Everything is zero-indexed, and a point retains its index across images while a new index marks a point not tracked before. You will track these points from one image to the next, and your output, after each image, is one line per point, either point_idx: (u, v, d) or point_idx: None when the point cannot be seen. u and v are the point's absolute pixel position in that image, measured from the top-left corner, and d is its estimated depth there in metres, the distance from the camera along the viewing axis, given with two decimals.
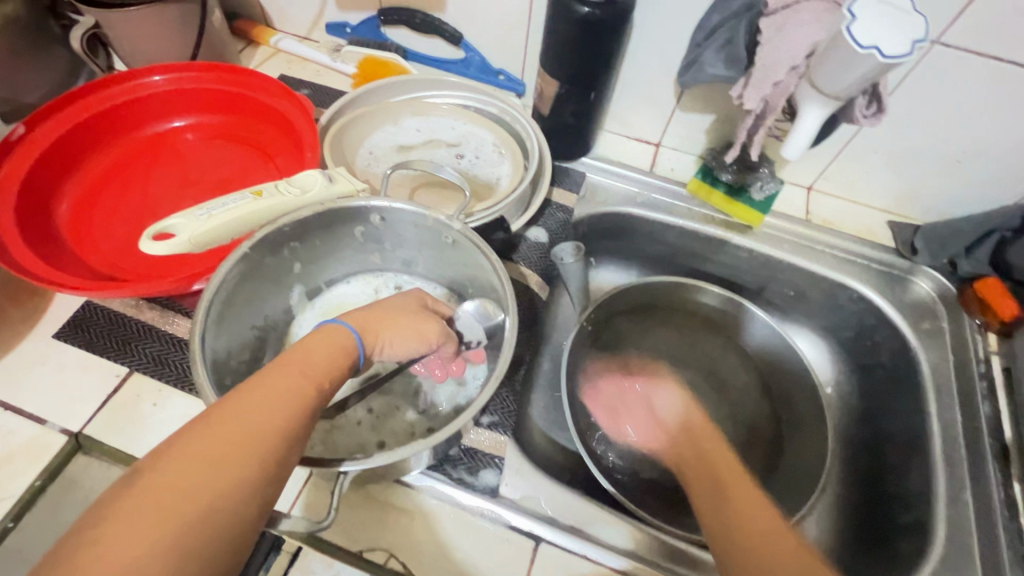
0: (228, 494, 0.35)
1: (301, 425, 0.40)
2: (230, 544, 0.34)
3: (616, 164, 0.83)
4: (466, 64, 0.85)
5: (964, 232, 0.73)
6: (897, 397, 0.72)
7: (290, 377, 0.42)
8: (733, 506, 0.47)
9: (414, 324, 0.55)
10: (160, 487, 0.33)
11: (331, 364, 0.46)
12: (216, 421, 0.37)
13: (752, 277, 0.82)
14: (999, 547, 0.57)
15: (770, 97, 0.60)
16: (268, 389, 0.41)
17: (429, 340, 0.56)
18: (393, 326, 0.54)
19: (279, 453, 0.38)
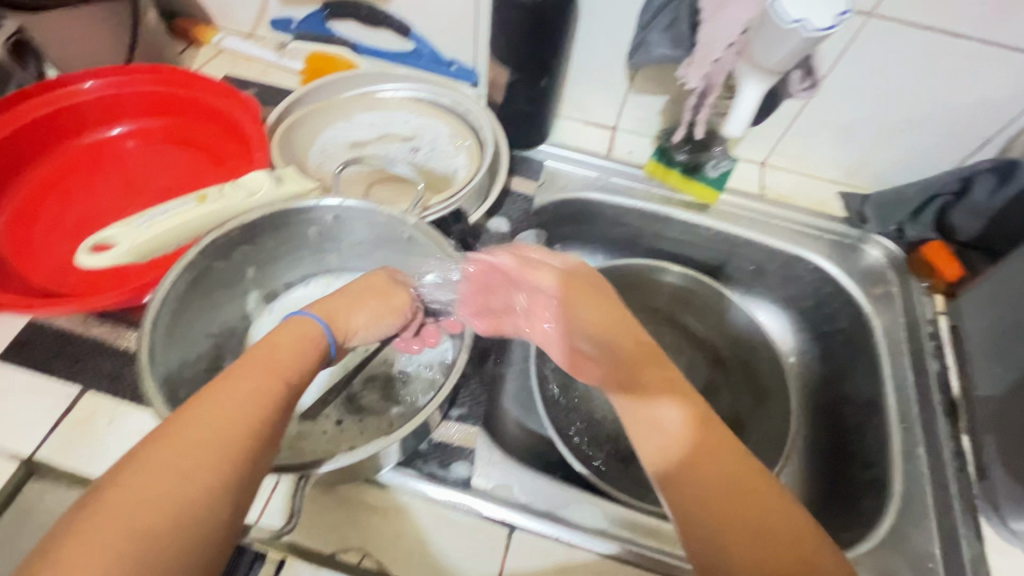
0: (191, 503, 0.33)
1: (267, 424, 0.39)
2: (200, 553, 0.33)
3: (574, 150, 0.83)
4: (416, 56, 0.84)
5: (909, 199, 0.76)
6: (855, 361, 0.74)
7: (262, 373, 0.41)
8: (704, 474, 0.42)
9: (382, 306, 0.55)
10: (115, 503, 0.32)
11: (297, 356, 0.45)
12: (175, 431, 0.36)
13: (713, 254, 0.84)
14: (952, 497, 0.59)
15: (711, 74, 0.62)
16: (236, 388, 0.40)
17: (395, 317, 0.56)
18: (360, 310, 0.53)
19: (247, 455, 0.37)
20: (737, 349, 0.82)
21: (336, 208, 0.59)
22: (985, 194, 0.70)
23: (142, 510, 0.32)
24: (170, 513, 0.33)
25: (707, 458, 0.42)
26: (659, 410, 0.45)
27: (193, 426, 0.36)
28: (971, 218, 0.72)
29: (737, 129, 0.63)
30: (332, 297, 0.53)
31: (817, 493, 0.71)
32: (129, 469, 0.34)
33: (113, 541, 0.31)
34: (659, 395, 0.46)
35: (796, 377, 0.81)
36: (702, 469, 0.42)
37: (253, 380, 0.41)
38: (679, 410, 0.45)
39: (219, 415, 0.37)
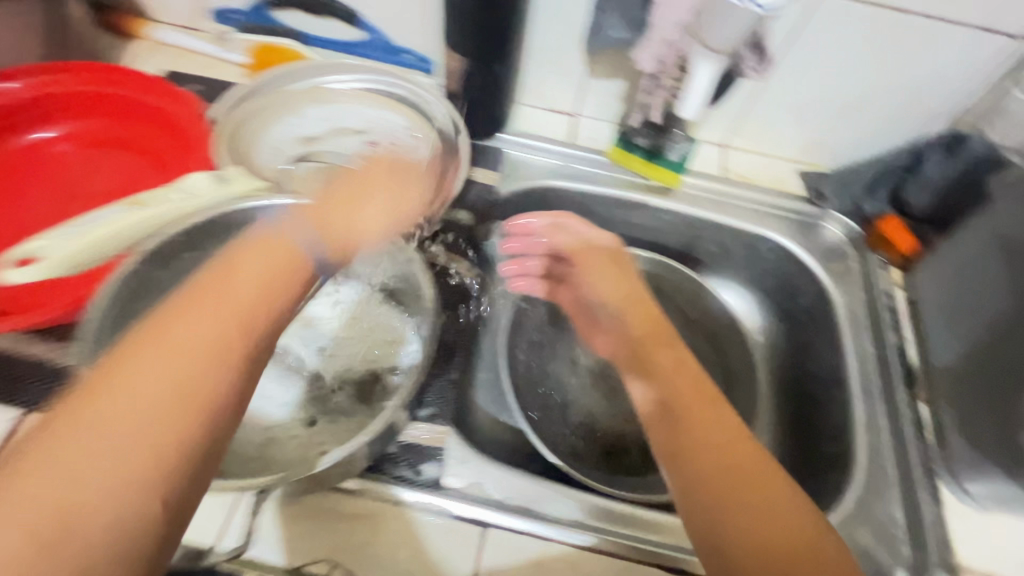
0: (120, 466, 0.32)
1: (216, 380, 0.36)
2: (135, 518, 0.32)
3: (534, 137, 0.81)
4: (368, 46, 0.80)
5: (863, 175, 0.78)
6: (818, 336, 0.76)
7: (215, 312, 0.38)
8: (690, 431, 0.46)
9: (386, 200, 0.54)
10: (44, 460, 0.31)
11: (263, 287, 0.41)
12: (114, 385, 0.34)
13: (678, 238, 0.83)
14: (913, 465, 0.61)
15: (664, 57, 0.62)
16: (187, 327, 0.37)
17: (400, 215, 0.55)
18: (363, 207, 0.51)
19: (188, 416, 0.34)
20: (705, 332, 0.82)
21: (284, 208, 0.56)
22: (936, 169, 0.72)
23: (68, 469, 0.31)
24: (96, 476, 0.31)
25: (693, 420, 0.46)
26: (670, 381, 0.50)
27: (132, 383, 0.34)
28: (922, 192, 0.74)
29: (692, 112, 0.65)
30: (321, 206, 0.49)
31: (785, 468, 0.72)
32: (54, 428, 0.32)
33: (33, 503, 0.30)
34: (667, 370, 0.52)
35: (763, 356, 0.82)
36: (689, 427, 0.46)
37: (206, 323, 0.38)
38: (685, 380, 0.51)
39: (163, 373, 0.35)
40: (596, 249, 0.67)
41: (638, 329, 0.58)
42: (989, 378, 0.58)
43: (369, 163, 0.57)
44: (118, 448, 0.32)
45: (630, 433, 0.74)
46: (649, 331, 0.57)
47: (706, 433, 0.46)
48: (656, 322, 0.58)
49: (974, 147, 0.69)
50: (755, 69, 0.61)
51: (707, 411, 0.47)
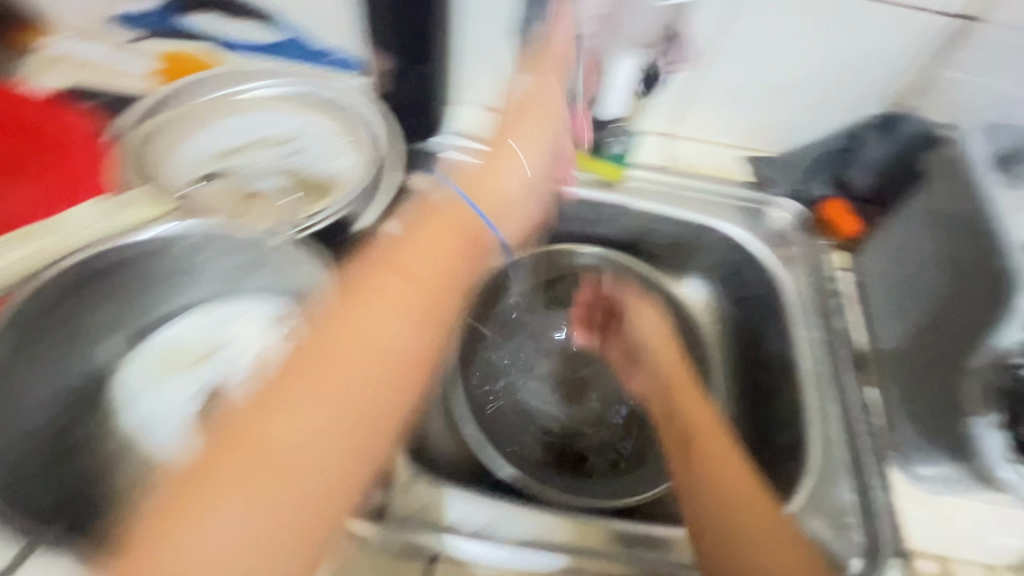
0: (314, 474, 0.40)
1: (377, 397, 0.44)
2: (309, 523, 0.39)
3: (471, 137, 0.78)
4: (287, 48, 0.76)
5: (804, 159, 0.77)
6: (767, 323, 0.75)
7: (403, 294, 0.49)
8: (710, 470, 0.52)
9: (536, 127, 0.68)
10: (226, 459, 0.38)
11: (414, 286, 0.50)
12: (282, 400, 0.41)
13: (627, 232, 0.81)
14: (864, 450, 0.61)
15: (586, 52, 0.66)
16: (382, 301, 0.48)
17: (546, 136, 0.68)
18: (524, 128, 0.67)
19: (367, 438, 0.43)
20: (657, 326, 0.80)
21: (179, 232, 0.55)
22: (874, 149, 0.72)
23: (275, 475, 0.38)
24: (288, 493, 0.38)
25: (709, 452, 0.53)
26: (688, 414, 0.56)
27: (298, 405, 0.41)
28: (864, 172, 0.73)
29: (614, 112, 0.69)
30: (494, 153, 0.68)
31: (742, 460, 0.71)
32: (234, 438, 0.39)
33: (238, 491, 0.37)
34: (684, 405, 0.57)
35: (717, 347, 0.81)
36: (703, 458, 0.53)
37: (393, 301, 0.48)
38: (704, 412, 0.57)
39: (326, 399, 0.42)
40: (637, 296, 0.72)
41: (668, 372, 0.61)
42: (927, 358, 0.58)
43: (456, 169, 0.70)
44: (298, 459, 0.39)
45: (586, 436, 0.73)
46: (676, 372, 0.61)
47: (721, 460, 0.53)
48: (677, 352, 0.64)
49: (909, 126, 0.70)
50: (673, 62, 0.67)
51: (714, 435, 0.54)
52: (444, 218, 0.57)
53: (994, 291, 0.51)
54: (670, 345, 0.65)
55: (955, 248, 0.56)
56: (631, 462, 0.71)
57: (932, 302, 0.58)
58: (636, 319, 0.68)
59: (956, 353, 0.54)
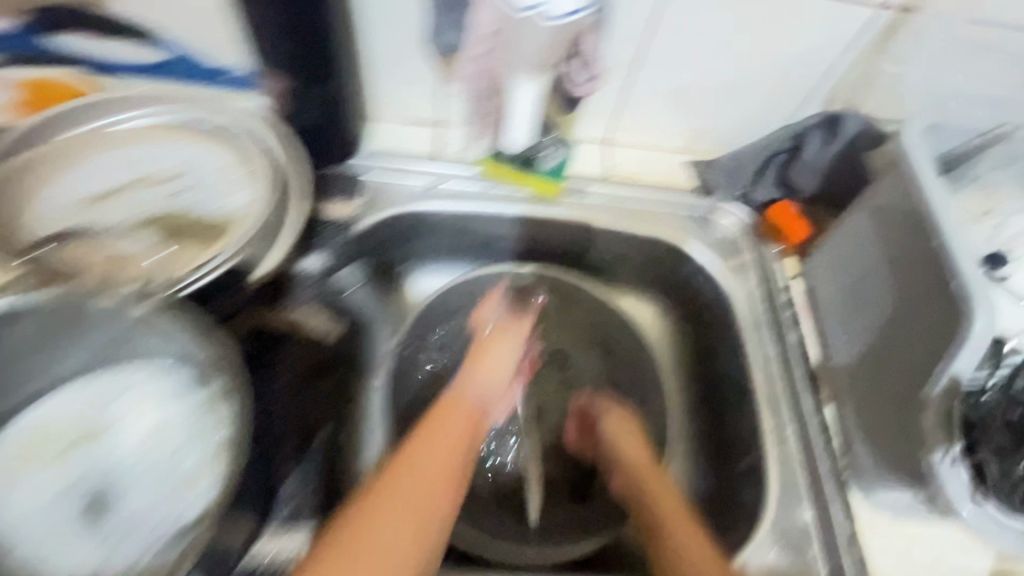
0: None
1: (443, 524, 0.48)
2: None
3: (393, 158, 0.71)
4: (177, 69, 0.66)
5: (747, 164, 0.73)
6: (719, 338, 0.71)
7: (444, 440, 0.54)
8: (678, 546, 0.52)
9: (498, 348, 0.66)
10: None
11: (464, 424, 0.57)
12: (364, 517, 0.45)
13: (571, 249, 0.76)
14: (823, 477, 0.58)
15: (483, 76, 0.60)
16: (432, 443, 0.53)
17: (512, 351, 0.67)
18: (497, 354, 0.66)
19: (430, 558, 0.46)
20: (609, 348, 0.75)
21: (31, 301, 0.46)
22: (817, 149, 0.68)
23: None
24: None
25: (672, 529, 0.53)
26: (653, 498, 0.57)
27: (382, 523, 0.45)
28: (808, 175, 0.70)
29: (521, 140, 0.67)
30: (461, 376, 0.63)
31: (702, 487, 0.68)
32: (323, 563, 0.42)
33: None
34: (649, 493, 0.58)
35: (671, 362, 0.76)
36: (666, 539, 0.53)
37: (444, 440, 0.54)
38: (670, 495, 0.57)
39: (404, 521, 0.46)
40: (609, 405, 0.68)
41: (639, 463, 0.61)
42: (884, 378, 0.54)
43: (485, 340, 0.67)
44: None
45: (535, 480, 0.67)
46: (640, 460, 0.61)
47: (683, 534, 0.52)
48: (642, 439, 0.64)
49: (848, 127, 0.66)
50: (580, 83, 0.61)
51: (677, 516, 0.55)
52: (450, 413, 0.58)
53: (947, 311, 0.46)
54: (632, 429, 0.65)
55: (906, 260, 0.52)
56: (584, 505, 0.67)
57: (886, 318, 0.54)
58: (615, 433, 0.64)
59: (911, 377, 0.50)
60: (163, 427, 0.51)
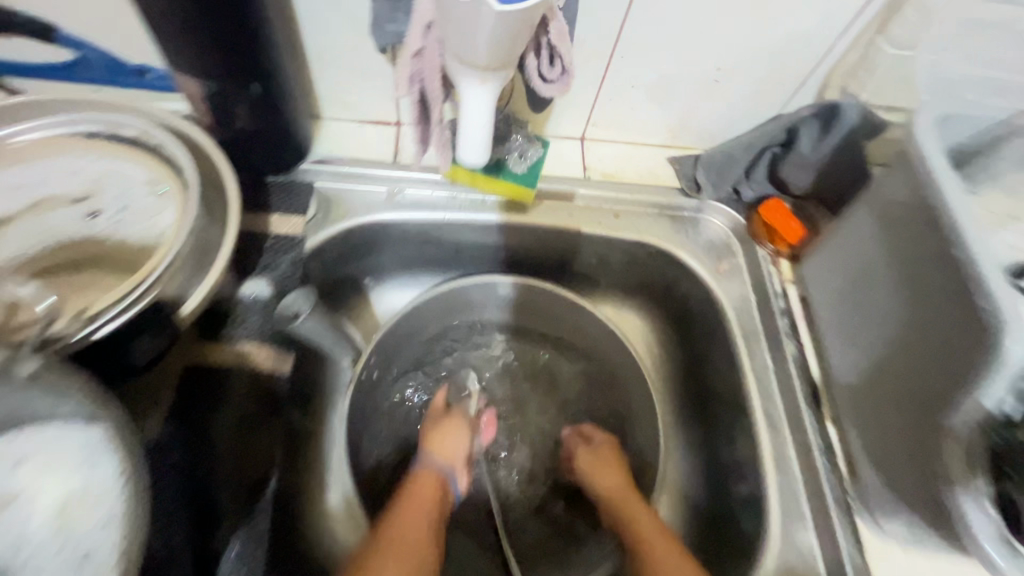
0: None
1: None
2: None
3: (347, 163, 0.64)
4: (89, 67, 0.57)
5: (737, 160, 0.67)
6: (710, 349, 0.66)
7: (415, 514, 0.52)
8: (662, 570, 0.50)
9: (449, 430, 0.62)
10: None
11: (434, 500, 0.56)
12: None
13: (548, 256, 0.70)
14: (828, 504, 0.53)
15: (425, 80, 0.45)
16: (406, 523, 0.51)
17: (466, 432, 0.62)
18: (450, 439, 0.61)
19: None
20: (593, 361, 0.70)
21: None
22: (811, 146, 0.63)
23: None
24: None
25: (652, 555, 0.52)
26: (630, 524, 0.55)
27: None
28: (800, 172, 0.64)
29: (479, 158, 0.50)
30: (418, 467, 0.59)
31: (695, 513, 0.63)
32: None
33: None
34: (626, 518, 0.56)
35: (660, 374, 0.71)
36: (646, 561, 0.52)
37: (416, 518, 0.52)
38: (647, 518, 0.55)
39: None
40: (584, 442, 0.64)
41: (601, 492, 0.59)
42: (899, 397, 0.48)
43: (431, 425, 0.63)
44: None
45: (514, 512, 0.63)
46: (615, 485, 0.59)
47: (666, 559, 0.51)
48: (620, 464, 0.61)
49: (847, 119, 0.60)
50: (553, 79, 0.46)
51: (659, 541, 0.53)
52: (416, 494, 0.55)
53: (973, 325, 0.41)
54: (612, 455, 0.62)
55: (925, 265, 0.46)
56: (574, 530, 0.65)
57: (900, 329, 0.49)
58: (595, 470, 0.60)
59: (936, 399, 0.44)
60: (76, 504, 0.39)
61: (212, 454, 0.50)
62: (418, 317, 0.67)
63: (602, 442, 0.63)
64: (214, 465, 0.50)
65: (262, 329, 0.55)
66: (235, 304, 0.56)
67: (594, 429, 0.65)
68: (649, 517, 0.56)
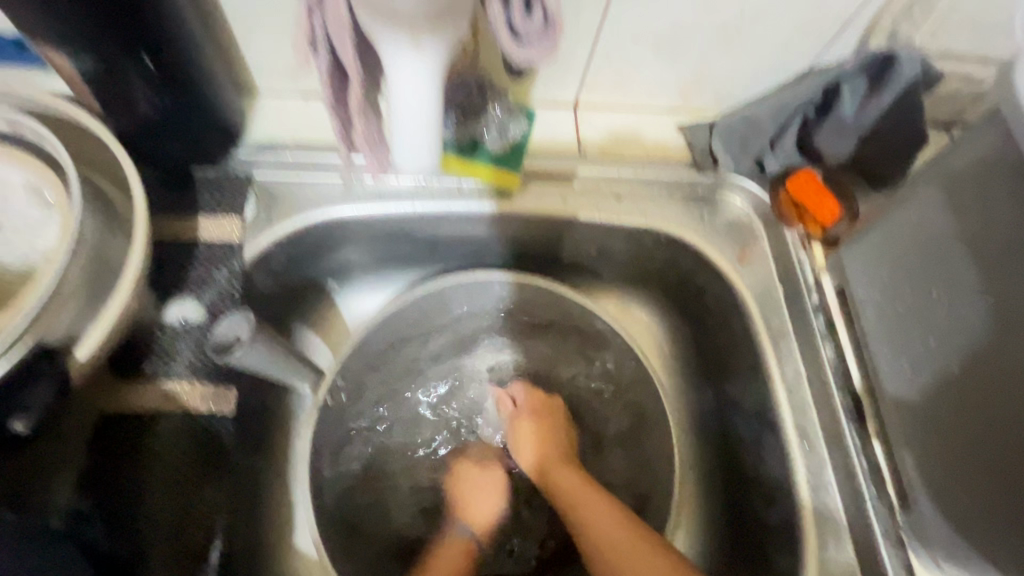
0: None
1: None
2: None
3: (289, 148, 0.52)
4: None
5: (763, 127, 0.55)
6: (729, 352, 0.56)
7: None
8: (591, 533, 0.48)
9: (476, 485, 0.56)
10: None
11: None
12: None
13: (539, 248, 0.59)
14: (876, 539, 0.46)
15: (333, 42, 0.31)
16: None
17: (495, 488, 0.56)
18: (477, 496, 0.56)
19: None
20: (595, 366, 0.61)
21: None
22: (855, 106, 0.52)
23: None
24: None
25: (583, 515, 0.49)
26: (559, 489, 0.52)
27: None
28: (839, 139, 0.54)
29: (420, 160, 0.37)
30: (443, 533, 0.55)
31: (717, 539, 0.55)
32: None
33: None
34: (553, 479, 0.53)
35: (672, 378, 0.62)
36: (582, 522, 0.49)
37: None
38: (570, 476, 0.53)
39: None
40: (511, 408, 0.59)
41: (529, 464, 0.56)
42: (980, 412, 0.41)
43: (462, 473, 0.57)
44: None
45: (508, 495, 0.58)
46: (543, 455, 0.55)
47: (592, 511, 0.49)
48: (540, 425, 0.57)
49: (906, 70, 0.49)
50: (534, 37, 0.34)
51: (582, 496, 0.51)
52: (437, 568, 0.52)
53: None
54: (532, 420, 0.57)
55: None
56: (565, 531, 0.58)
57: (985, 334, 0.41)
58: (516, 442, 0.57)
59: None
60: None
61: (142, 510, 0.43)
62: (389, 327, 0.57)
63: (523, 407, 0.58)
64: (146, 538, 0.43)
65: (200, 360, 0.47)
66: (168, 333, 0.47)
67: (519, 392, 0.59)
68: (576, 473, 0.53)
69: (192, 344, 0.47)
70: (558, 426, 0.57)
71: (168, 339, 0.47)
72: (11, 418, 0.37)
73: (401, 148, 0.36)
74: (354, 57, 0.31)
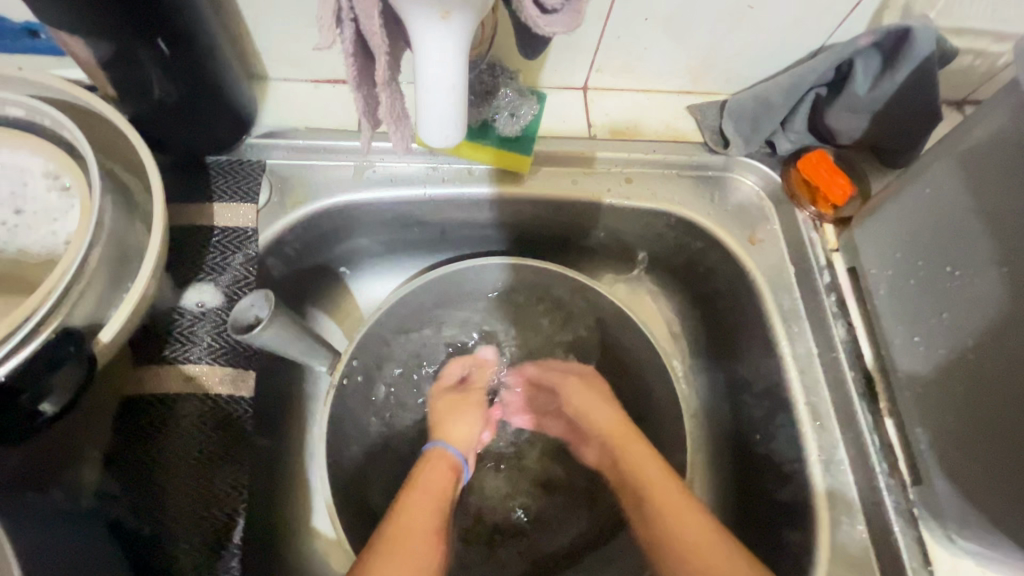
0: None
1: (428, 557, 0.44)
2: None
3: (300, 134, 0.53)
4: None
5: (775, 107, 0.55)
6: (741, 332, 0.57)
7: (422, 508, 0.47)
8: (663, 517, 0.47)
9: (461, 406, 0.56)
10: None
11: (440, 483, 0.50)
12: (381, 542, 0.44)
13: (549, 231, 0.59)
14: (888, 515, 0.46)
15: (359, 18, 0.31)
16: (410, 513, 0.46)
17: (478, 411, 0.56)
18: (459, 419, 0.55)
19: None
20: (604, 350, 0.61)
21: None
22: (868, 85, 0.52)
23: None
24: None
25: (656, 502, 0.48)
26: (630, 465, 0.51)
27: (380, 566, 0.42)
28: (852, 116, 0.54)
29: (449, 140, 0.36)
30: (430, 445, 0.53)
31: (730, 522, 0.56)
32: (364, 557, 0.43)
33: None
34: (627, 464, 0.51)
35: (684, 360, 0.63)
36: (650, 503, 0.48)
37: (421, 511, 0.47)
38: (647, 458, 0.51)
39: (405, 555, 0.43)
40: (567, 371, 0.59)
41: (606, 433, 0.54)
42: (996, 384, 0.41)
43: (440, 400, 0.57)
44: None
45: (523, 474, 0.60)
46: (614, 427, 0.54)
47: (665, 502, 0.47)
48: (607, 394, 0.57)
49: (920, 47, 0.48)
50: (556, 8, 0.33)
51: (661, 487, 0.48)
52: (425, 484, 0.49)
53: None
54: (593, 387, 0.57)
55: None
56: (580, 510, 0.58)
57: (996, 309, 0.41)
58: (581, 397, 0.56)
59: None
60: None
61: (165, 489, 0.44)
62: (402, 310, 0.57)
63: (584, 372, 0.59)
64: (168, 516, 0.44)
65: (219, 343, 0.48)
66: (185, 319, 0.48)
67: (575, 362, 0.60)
68: (652, 455, 0.51)
69: (209, 330, 0.48)
70: (614, 397, 0.57)
71: (184, 324, 0.48)
72: (40, 399, 0.38)
73: (430, 129, 0.34)
74: (381, 34, 0.31)
